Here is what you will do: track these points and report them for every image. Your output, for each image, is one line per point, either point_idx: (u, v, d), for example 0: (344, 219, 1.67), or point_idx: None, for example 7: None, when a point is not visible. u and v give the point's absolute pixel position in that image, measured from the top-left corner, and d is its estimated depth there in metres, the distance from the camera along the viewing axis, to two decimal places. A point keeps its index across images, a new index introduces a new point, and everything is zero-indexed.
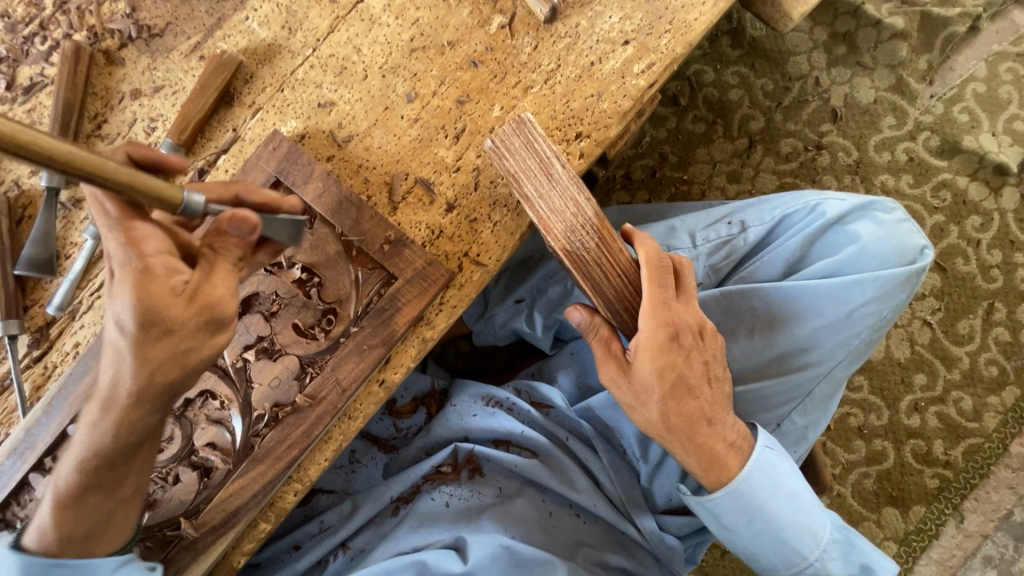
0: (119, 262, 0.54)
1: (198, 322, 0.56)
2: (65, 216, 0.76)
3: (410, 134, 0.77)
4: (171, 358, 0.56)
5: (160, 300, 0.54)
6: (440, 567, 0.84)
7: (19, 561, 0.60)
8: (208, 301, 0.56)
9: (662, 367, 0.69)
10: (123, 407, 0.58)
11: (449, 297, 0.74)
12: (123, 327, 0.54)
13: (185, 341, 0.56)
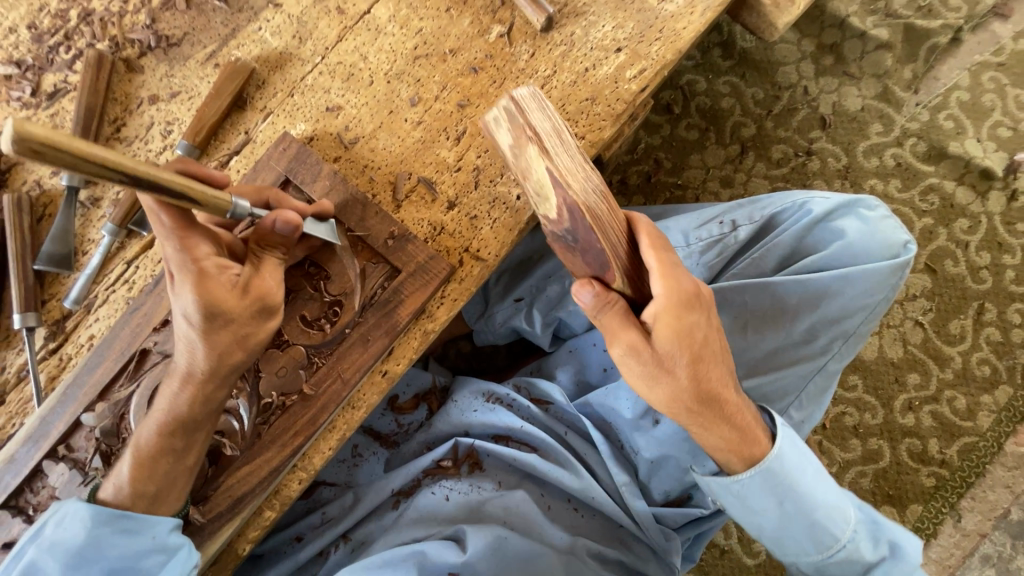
0: (177, 266, 0.61)
1: (253, 311, 0.64)
2: (84, 214, 0.80)
3: (413, 136, 0.80)
4: (231, 344, 0.64)
5: (218, 295, 0.62)
6: (440, 557, 0.85)
7: (90, 510, 0.63)
8: (259, 293, 0.64)
9: (681, 332, 0.65)
10: (199, 382, 0.65)
11: (450, 291, 0.77)
12: (189, 319, 0.62)
13: (243, 328, 0.64)
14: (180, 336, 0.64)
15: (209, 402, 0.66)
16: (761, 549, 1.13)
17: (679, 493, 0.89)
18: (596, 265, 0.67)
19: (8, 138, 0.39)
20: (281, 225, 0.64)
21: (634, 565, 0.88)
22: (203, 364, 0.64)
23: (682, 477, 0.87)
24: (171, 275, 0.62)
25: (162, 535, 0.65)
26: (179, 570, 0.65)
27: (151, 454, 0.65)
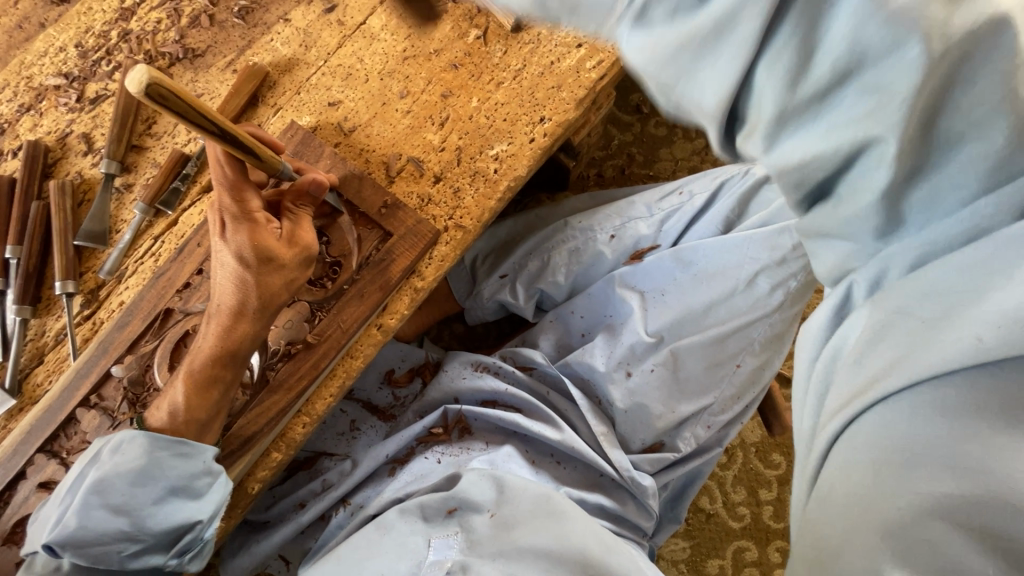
0: (234, 215, 0.75)
1: (299, 260, 0.78)
2: (117, 197, 0.91)
3: (403, 123, 0.93)
4: (279, 288, 0.77)
5: (269, 242, 0.76)
6: (436, 500, 0.86)
7: (147, 437, 0.73)
8: (303, 244, 0.79)
9: None
10: (249, 318, 0.76)
11: (437, 253, 0.87)
12: (244, 261, 0.75)
13: (289, 275, 0.78)
14: (227, 280, 0.76)
15: (248, 340, 0.77)
16: (745, 513, 1.17)
17: (654, 441, 0.94)
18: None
19: (143, 81, 0.51)
20: (315, 189, 0.80)
21: (615, 510, 0.91)
22: (254, 305, 0.76)
23: (655, 425, 0.92)
24: (224, 224, 0.76)
25: (209, 460, 0.75)
26: (222, 493, 0.76)
27: (200, 383, 0.75)
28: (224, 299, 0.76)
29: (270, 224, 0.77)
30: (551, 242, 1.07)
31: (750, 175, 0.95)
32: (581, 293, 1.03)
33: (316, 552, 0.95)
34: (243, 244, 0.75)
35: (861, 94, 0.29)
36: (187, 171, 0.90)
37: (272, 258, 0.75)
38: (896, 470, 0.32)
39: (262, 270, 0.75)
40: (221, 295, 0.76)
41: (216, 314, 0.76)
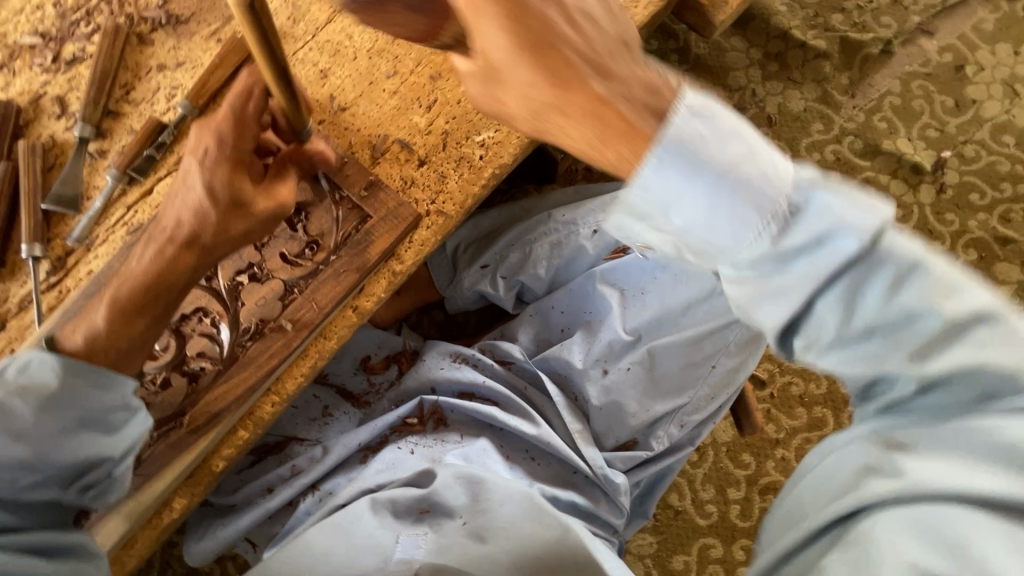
0: (220, 143, 0.72)
1: (269, 216, 0.75)
2: (91, 163, 0.89)
3: (389, 104, 0.91)
4: (238, 235, 0.74)
5: (245, 188, 0.73)
6: (406, 494, 0.84)
7: (63, 361, 0.65)
8: (278, 200, 0.76)
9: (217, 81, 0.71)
10: (199, 251, 0.73)
11: (417, 237, 0.86)
12: (212, 193, 0.71)
13: (255, 225, 0.75)
14: (187, 216, 0.73)
15: (185, 279, 0.73)
16: (713, 511, 1.19)
17: (627, 438, 0.93)
18: (418, 27, 0.63)
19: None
20: (317, 157, 0.82)
21: (586, 507, 0.90)
22: (207, 245, 0.73)
23: (629, 422, 0.92)
24: (205, 145, 0.72)
25: (129, 394, 0.69)
26: (141, 427, 0.70)
27: (121, 310, 0.69)
28: (176, 233, 0.73)
29: (253, 170, 0.75)
30: (533, 234, 1.06)
31: None
32: (562, 287, 1.03)
33: (284, 536, 0.95)
34: (216, 176, 0.71)
35: (820, 259, 0.46)
36: (163, 139, 0.88)
37: (237, 203, 0.73)
38: (890, 549, 0.51)
39: (223, 212, 0.72)
40: (171, 231, 0.73)
41: (160, 246, 0.72)
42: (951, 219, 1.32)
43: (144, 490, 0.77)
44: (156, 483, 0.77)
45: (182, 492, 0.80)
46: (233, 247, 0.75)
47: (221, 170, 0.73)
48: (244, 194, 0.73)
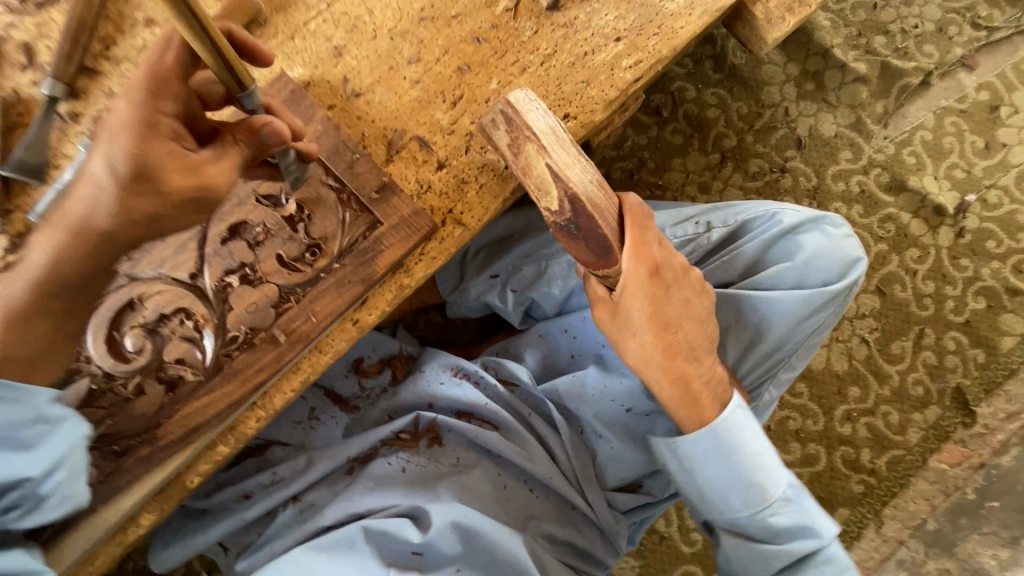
0: (130, 111, 0.56)
1: (193, 195, 0.58)
2: (60, 127, 0.77)
3: (410, 95, 0.82)
4: (142, 218, 0.58)
5: (159, 155, 0.56)
6: (399, 535, 0.82)
7: None
8: (205, 177, 0.59)
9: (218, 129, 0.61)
10: (98, 241, 0.59)
11: (429, 249, 0.78)
12: (117, 170, 0.56)
13: (163, 208, 0.58)
14: (87, 168, 0.58)
15: (93, 280, 0.62)
16: (698, 539, 1.17)
17: (630, 479, 0.92)
18: (598, 252, 0.72)
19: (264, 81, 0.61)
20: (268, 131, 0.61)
21: (582, 548, 0.89)
22: (97, 225, 0.58)
23: (637, 464, 0.91)
24: (114, 116, 0.57)
25: (44, 404, 0.61)
26: (66, 441, 0.62)
27: (20, 311, 0.59)
28: (70, 208, 0.58)
29: (176, 141, 0.58)
30: (549, 248, 1.00)
31: (778, 223, 0.87)
32: (575, 310, 0.97)
33: (259, 546, 0.89)
34: (119, 146, 0.56)
35: (776, 533, 0.76)
36: None
37: (151, 177, 0.56)
38: None
39: (130, 189, 0.56)
40: (67, 203, 0.59)
41: (57, 224, 0.59)
42: (965, 264, 1.29)
43: (107, 506, 0.69)
44: (121, 500, 0.69)
45: (151, 508, 0.72)
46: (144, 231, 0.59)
47: (156, 112, 0.57)
48: (163, 165, 0.57)
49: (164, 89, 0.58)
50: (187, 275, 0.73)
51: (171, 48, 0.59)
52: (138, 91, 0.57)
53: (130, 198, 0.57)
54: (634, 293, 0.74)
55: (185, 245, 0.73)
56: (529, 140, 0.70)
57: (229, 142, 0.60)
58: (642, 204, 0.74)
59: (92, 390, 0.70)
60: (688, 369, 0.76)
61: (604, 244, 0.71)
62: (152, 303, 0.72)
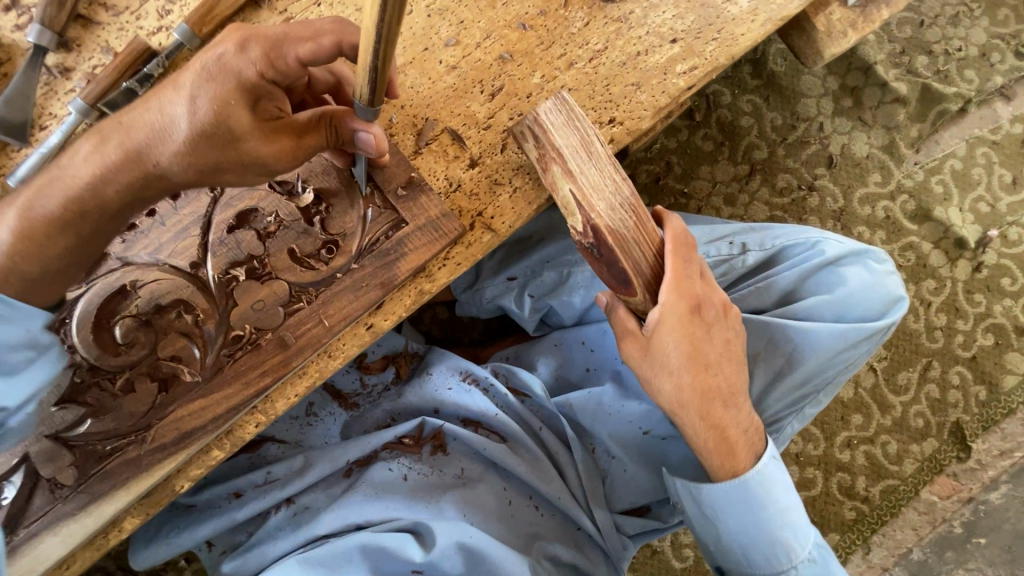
0: (233, 64, 0.55)
1: (240, 165, 0.58)
2: (47, 82, 0.68)
3: (445, 81, 0.75)
4: (195, 166, 0.57)
5: (234, 116, 0.55)
6: (399, 553, 0.79)
7: None
8: (263, 156, 0.58)
9: (304, 127, 0.59)
10: (139, 167, 0.56)
11: (455, 254, 0.72)
12: (195, 108, 0.55)
13: (220, 164, 0.57)
14: (166, 100, 0.56)
15: (117, 217, 0.59)
16: (690, 554, 1.17)
17: (640, 502, 0.90)
18: (619, 280, 0.68)
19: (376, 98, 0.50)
20: (360, 144, 0.61)
21: (584, 569, 0.87)
22: (154, 160, 0.56)
23: (649, 488, 0.89)
24: (224, 59, 0.55)
25: (36, 330, 0.58)
26: (48, 372, 0.60)
27: (31, 229, 0.55)
28: (130, 136, 0.56)
29: (263, 115, 0.57)
30: (573, 255, 0.94)
31: (819, 253, 0.83)
32: (594, 322, 0.93)
33: (248, 547, 0.85)
34: (209, 90, 0.55)
35: None
36: (150, 71, 0.68)
37: (217, 132, 0.55)
38: None
39: (192, 135, 0.55)
40: (128, 127, 0.57)
41: (108, 147, 0.56)
42: (979, 300, 1.28)
43: (88, 511, 0.64)
44: (103, 506, 0.64)
45: (136, 512, 0.67)
46: (180, 175, 0.57)
47: (266, 82, 0.57)
48: (233, 130, 0.56)
49: (275, 61, 0.56)
50: (188, 265, 0.66)
51: (309, 36, 0.57)
52: (253, 49, 0.56)
53: (189, 142, 0.56)
54: (673, 334, 0.69)
55: (189, 231, 0.66)
56: (554, 162, 0.67)
57: (316, 128, 0.60)
58: (686, 233, 0.71)
59: (75, 384, 0.64)
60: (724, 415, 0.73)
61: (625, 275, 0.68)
62: (146, 291, 0.65)
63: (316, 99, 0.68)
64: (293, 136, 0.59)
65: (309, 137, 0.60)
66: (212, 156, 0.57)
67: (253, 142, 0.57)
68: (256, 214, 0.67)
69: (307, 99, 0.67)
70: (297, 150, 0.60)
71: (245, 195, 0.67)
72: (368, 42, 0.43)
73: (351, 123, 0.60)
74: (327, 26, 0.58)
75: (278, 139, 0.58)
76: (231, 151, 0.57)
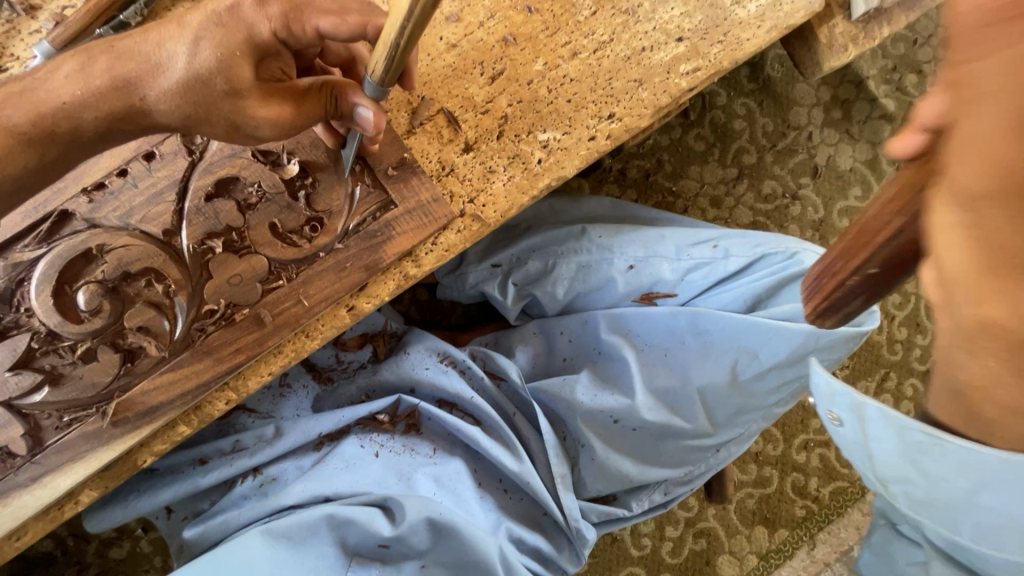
0: (243, 19, 0.54)
1: (229, 121, 0.55)
2: (10, 20, 0.64)
3: (445, 60, 0.73)
4: (184, 115, 0.54)
5: (231, 71, 0.53)
6: (368, 528, 0.79)
7: None
8: (251, 114, 0.54)
9: (301, 94, 0.57)
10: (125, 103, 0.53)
11: (443, 240, 0.70)
12: (192, 55, 0.52)
13: (207, 118, 0.54)
14: (167, 37, 0.53)
15: (88, 144, 0.55)
16: (647, 544, 1.22)
17: (607, 492, 0.92)
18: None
19: (388, 72, 0.51)
20: (356, 117, 0.58)
21: (548, 554, 0.89)
22: (141, 95, 0.53)
23: (617, 480, 0.90)
24: (238, 10, 0.54)
25: None
26: None
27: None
28: (119, 66, 0.53)
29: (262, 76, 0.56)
30: (561, 246, 0.94)
31: (797, 262, 0.84)
32: (576, 313, 0.93)
33: (210, 515, 0.84)
34: (214, 40, 0.53)
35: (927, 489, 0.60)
36: (126, 19, 0.64)
37: (211, 85, 0.53)
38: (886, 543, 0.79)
39: (186, 84, 0.53)
40: (118, 56, 0.54)
41: (94, 71, 0.53)
42: None
43: (41, 483, 0.61)
44: (58, 479, 0.61)
45: (95, 484, 0.65)
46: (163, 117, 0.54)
47: (277, 42, 0.55)
48: (227, 84, 0.53)
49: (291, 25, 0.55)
50: (160, 232, 0.63)
51: (335, 10, 0.56)
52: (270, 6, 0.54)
53: (180, 90, 0.53)
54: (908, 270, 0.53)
55: (163, 195, 0.63)
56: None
57: (315, 94, 0.57)
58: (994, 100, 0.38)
59: (32, 350, 0.60)
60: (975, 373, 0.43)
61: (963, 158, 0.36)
62: (113, 257, 0.62)
63: (324, 68, 0.65)
64: (288, 102, 0.56)
65: (305, 104, 0.57)
66: (201, 109, 0.54)
67: (244, 99, 0.54)
68: (236, 183, 0.64)
69: (313, 67, 0.64)
70: (293, 114, 0.56)
71: (225, 160, 0.64)
72: (398, 22, 0.45)
73: (352, 96, 0.57)
74: (353, 4, 0.58)
75: (272, 103, 0.55)
76: (222, 107, 0.54)
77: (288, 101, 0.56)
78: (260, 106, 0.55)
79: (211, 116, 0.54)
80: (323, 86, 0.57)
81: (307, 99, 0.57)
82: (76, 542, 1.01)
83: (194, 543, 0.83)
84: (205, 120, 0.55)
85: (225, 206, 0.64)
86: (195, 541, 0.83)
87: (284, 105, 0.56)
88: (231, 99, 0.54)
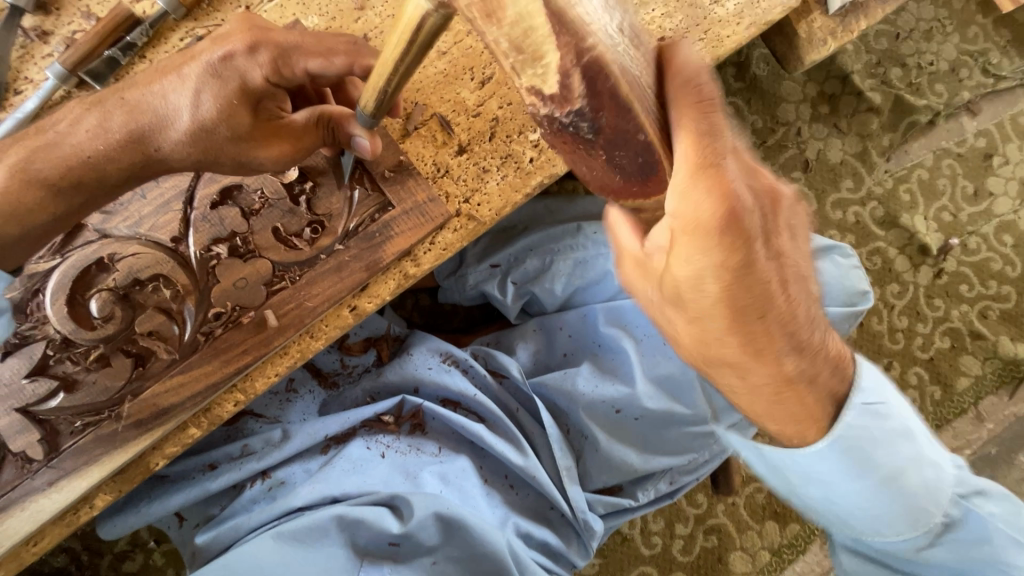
0: (234, 65, 0.56)
1: (238, 162, 0.59)
2: (24, 45, 0.67)
3: (437, 66, 0.76)
4: (193, 160, 0.58)
5: (229, 117, 0.56)
6: (378, 527, 0.80)
7: None
8: (258, 155, 0.58)
9: (298, 128, 0.60)
10: (140, 152, 0.57)
11: (441, 239, 0.72)
12: (194, 105, 0.55)
13: (217, 161, 0.58)
14: (171, 88, 0.56)
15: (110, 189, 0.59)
16: (658, 542, 1.21)
17: (613, 484, 0.92)
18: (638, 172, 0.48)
19: (380, 109, 0.55)
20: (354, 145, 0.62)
21: (558, 549, 0.89)
22: (155, 146, 0.57)
23: (622, 471, 0.90)
24: (230, 59, 0.56)
25: None
26: None
27: (20, 195, 0.55)
28: (132, 117, 0.56)
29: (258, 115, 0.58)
30: (557, 246, 0.96)
31: None
32: (574, 309, 0.95)
33: (221, 520, 0.85)
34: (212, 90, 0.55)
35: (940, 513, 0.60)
36: (133, 40, 0.68)
37: (216, 133, 0.56)
38: None
39: (192, 134, 0.56)
40: (130, 105, 0.56)
41: (112, 126, 0.56)
42: (938, 305, 1.34)
43: (58, 487, 0.63)
44: (75, 481, 0.63)
45: (109, 488, 0.66)
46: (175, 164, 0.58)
47: (270, 85, 0.58)
48: (230, 131, 0.56)
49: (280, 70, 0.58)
50: (169, 240, 0.65)
51: (321, 51, 0.59)
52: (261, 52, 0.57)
53: (188, 139, 0.56)
54: None
55: (171, 205, 0.66)
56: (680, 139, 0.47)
57: (314, 128, 0.61)
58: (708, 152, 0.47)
59: (48, 356, 0.63)
60: (792, 368, 0.56)
61: (645, 159, 0.47)
62: (124, 264, 0.64)
63: (317, 91, 0.67)
64: (290, 137, 0.60)
65: (305, 139, 0.60)
66: (210, 156, 0.58)
67: (248, 144, 0.58)
68: (239, 189, 0.67)
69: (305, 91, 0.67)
70: (296, 150, 0.60)
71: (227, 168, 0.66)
72: (384, 71, 0.49)
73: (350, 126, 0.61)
74: (339, 44, 0.60)
75: (275, 142, 0.59)
76: (229, 153, 0.58)
77: (289, 136, 0.60)
78: (264, 147, 0.58)
79: (220, 160, 0.58)
80: (318, 120, 0.60)
81: (306, 131, 0.60)
82: (90, 557, 1.02)
83: (206, 550, 0.84)
84: (217, 164, 0.59)
85: (230, 213, 0.66)
86: (207, 547, 0.84)
87: (285, 141, 0.59)
88: (237, 145, 0.57)
